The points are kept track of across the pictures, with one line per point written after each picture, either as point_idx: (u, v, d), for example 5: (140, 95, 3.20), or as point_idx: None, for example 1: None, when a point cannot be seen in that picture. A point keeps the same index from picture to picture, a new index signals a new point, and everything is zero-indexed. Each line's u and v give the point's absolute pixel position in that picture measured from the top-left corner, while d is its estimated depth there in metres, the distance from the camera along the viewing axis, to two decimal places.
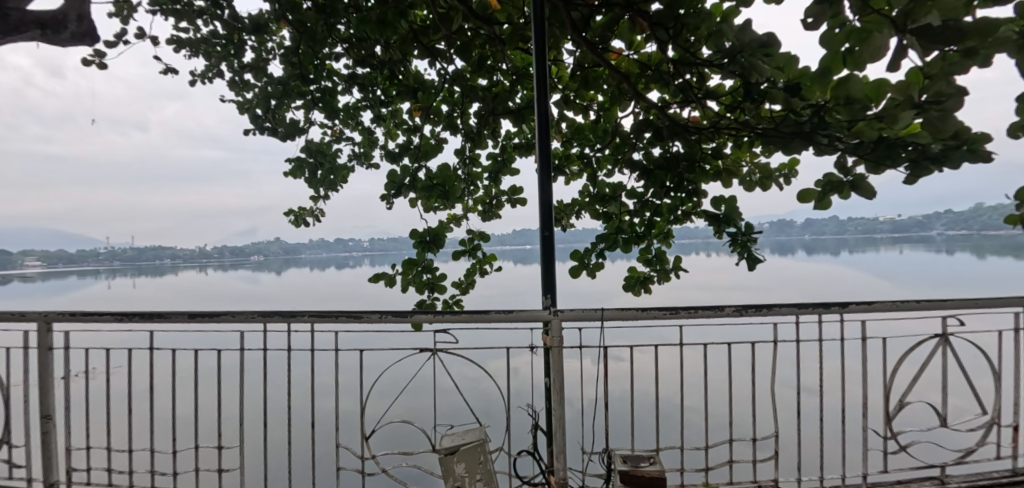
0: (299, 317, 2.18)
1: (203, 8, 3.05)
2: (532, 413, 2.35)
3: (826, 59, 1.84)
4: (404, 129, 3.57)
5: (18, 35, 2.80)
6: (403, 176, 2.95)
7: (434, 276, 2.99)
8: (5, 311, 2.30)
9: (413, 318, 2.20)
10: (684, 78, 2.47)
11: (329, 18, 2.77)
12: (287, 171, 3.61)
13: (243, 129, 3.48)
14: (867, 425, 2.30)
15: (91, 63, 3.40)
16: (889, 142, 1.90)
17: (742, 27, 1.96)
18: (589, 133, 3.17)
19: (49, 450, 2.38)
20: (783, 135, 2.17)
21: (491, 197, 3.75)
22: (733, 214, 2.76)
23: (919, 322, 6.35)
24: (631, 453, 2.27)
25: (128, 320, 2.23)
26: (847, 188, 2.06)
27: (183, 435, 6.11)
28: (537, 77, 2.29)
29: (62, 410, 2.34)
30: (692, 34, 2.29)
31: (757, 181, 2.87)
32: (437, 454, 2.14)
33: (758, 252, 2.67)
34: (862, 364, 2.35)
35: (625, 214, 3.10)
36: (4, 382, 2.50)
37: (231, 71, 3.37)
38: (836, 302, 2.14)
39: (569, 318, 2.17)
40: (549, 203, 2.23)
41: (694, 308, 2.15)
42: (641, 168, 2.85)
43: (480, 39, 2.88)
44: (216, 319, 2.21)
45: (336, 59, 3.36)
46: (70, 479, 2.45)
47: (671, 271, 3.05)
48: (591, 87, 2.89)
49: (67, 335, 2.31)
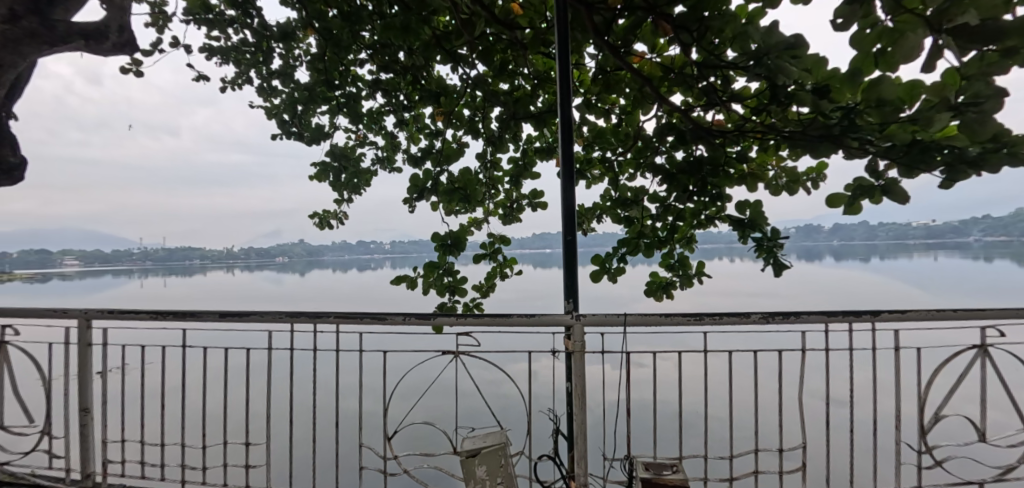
0: (325, 318, 2.22)
1: (234, 17, 3.16)
2: (554, 418, 2.33)
3: (857, 60, 1.79)
4: (426, 133, 3.63)
5: (65, 45, 2.93)
6: (425, 181, 2.97)
7: (455, 279, 3.01)
8: (48, 308, 2.41)
9: (434, 321, 2.20)
10: (709, 81, 2.45)
11: (353, 25, 2.82)
12: (314, 175, 3.74)
13: (271, 134, 3.60)
14: (900, 438, 2.20)
15: (129, 71, 3.56)
16: (923, 145, 1.86)
17: (770, 29, 1.94)
18: (611, 137, 3.16)
19: (87, 441, 2.47)
20: (811, 138, 2.14)
21: (512, 201, 3.76)
22: (759, 219, 2.70)
23: (957, 334, 6.09)
24: (654, 461, 2.24)
25: (162, 318, 2.31)
26: (879, 193, 2.00)
27: (213, 430, 6.31)
28: (560, 82, 2.30)
29: (99, 404, 2.43)
30: (715, 36, 2.23)
31: (784, 185, 2.80)
32: (458, 456, 2.15)
33: (786, 259, 2.61)
34: (895, 377, 2.23)
35: (647, 219, 3.06)
36: (47, 376, 2.60)
37: (259, 78, 3.48)
38: (867, 310, 2.08)
39: (593, 323, 2.17)
40: (572, 207, 2.22)
41: (719, 314, 2.12)
42: (664, 172, 2.80)
43: (502, 44, 2.92)
44: (246, 318, 2.26)
45: (361, 66, 3.44)
46: (105, 471, 2.53)
47: (694, 276, 2.98)
48: (614, 91, 2.87)
49: (106, 332, 2.40)
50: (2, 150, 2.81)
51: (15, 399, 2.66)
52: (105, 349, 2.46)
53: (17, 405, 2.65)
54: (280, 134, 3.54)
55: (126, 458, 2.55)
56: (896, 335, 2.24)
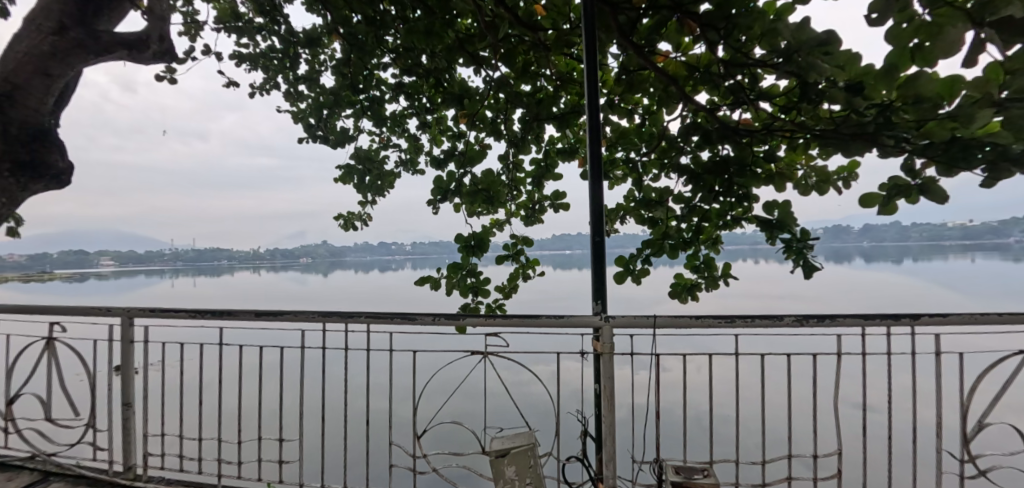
0: (356, 318, 2.26)
1: (263, 25, 3.25)
2: (582, 420, 2.32)
3: (894, 55, 1.72)
4: (449, 135, 3.67)
5: (109, 55, 3.05)
6: (449, 182, 3.00)
7: (478, 280, 3.04)
8: (94, 306, 2.52)
9: (462, 321, 2.22)
10: (736, 80, 2.42)
11: (378, 30, 2.87)
12: (338, 177, 3.81)
13: (299, 138, 3.69)
14: (942, 446, 2.13)
15: (163, 79, 3.70)
16: (964, 143, 1.81)
17: (801, 26, 1.91)
18: (635, 137, 3.12)
19: (129, 435, 2.56)
20: (842, 136, 2.09)
21: (534, 203, 3.77)
22: (787, 220, 2.64)
23: (1001, 340, 5.85)
24: (684, 465, 2.21)
25: (201, 317, 2.38)
26: (916, 193, 1.94)
27: (245, 425, 6.49)
28: (587, 82, 2.30)
29: (142, 399, 2.53)
30: (743, 35, 2.20)
31: (813, 185, 2.73)
32: (487, 456, 2.16)
33: (816, 261, 2.55)
34: (936, 383, 2.16)
35: (672, 220, 3.01)
36: (92, 371, 2.70)
37: (286, 83, 3.56)
38: (906, 313, 2.02)
39: (621, 325, 2.16)
40: (601, 209, 2.22)
41: (751, 317, 2.08)
42: (689, 172, 2.76)
43: (524, 46, 2.92)
44: (280, 318, 2.32)
45: (384, 70, 3.49)
46: (146, 464, 2.62)
47: (719, 278, 2.93)
48: (637, 90, 2.83)
49: (147, 329, 2.49)
50: (50, 156, 2.91)
51: (62, 393, 2.76)
52: (146, 346, 2.55)
53: (64, 399, 2.76)
54: (307, 137, 3.63)
55: (165, 451, 2.64)
56: (937, 340, 2.17)
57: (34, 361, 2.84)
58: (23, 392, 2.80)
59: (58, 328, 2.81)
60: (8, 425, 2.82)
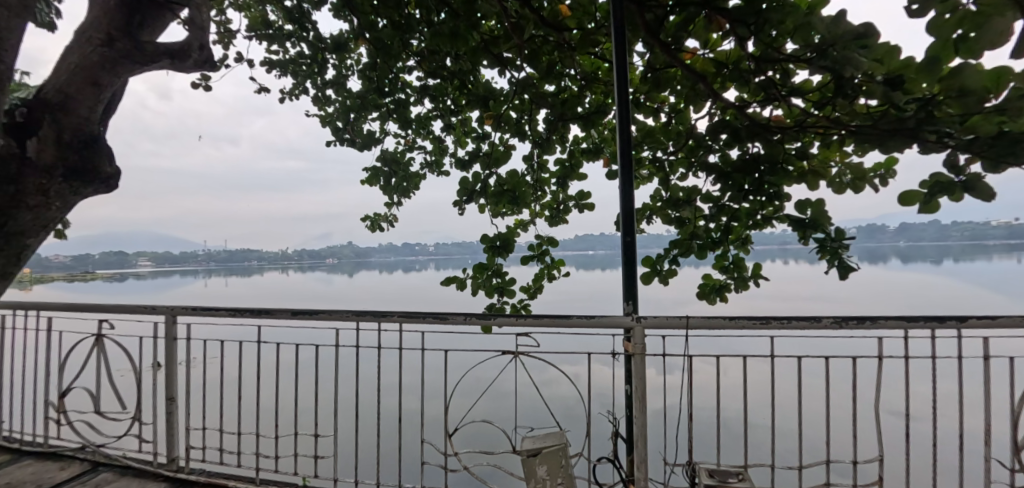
0: (388, 317, 2.30)
1: (293, 32, 3.34)
2: (612, 420, 2.31)
3: (935, 47, 1.67)
4: (473, 137, 3.70)
5: (154, 65, 3.19)
6: (475, 183, 3.03)
7: (504, 281, 3.05)
8: (140, 305, 2.62)
9: (492, 321, 2.24)
10: (767, 76, 2.37)
11: (403, 34, 2.89)
12: (365, 179, 3.88)
13: (327, 141, 3.80)
14: (993, 454, 2.04)
15: (199, 86, 3.84)
16: (1012, 137, 1.73)
17: (836, 19, 1.85)
18: (661, 136, 3.06)
19: (173, 429, 2.66)
20: (881, 132, 2.03)
21: (559, 203, 3.76)
22: (821, 219, 2.57)
23: None
24: (718, 468, 2.18)
25: (240, 315, 2.46)
26: (959, 190, 1.87)
27: (279, 421, 6.67)
28: (617, 81, 2.28)
29: (184, 394, 2.62)
30: (774, 29, 2.14)
31: (849, 182, 2.64)
32: (519, 455, 2.17)
33: (852, 261, 2.47)
34: (985, 389, 2.07)
35: (700, 219, 2.94)
36: (138, 366, 2.81)
37: (315, 88, 3.65)
38: (952, 316, 1.95)
39: (653, 325, 2.14)
40: (631, 209, 2.21)
41: (787, 319, 2.04)
42: (717, 171, 2.71)
43: (548, 46, 2.91)
44: (314, 317, 2.37)
45: (410, 73, 3.54)
46: (187, 457, 2.71)
47: (750, 279, 2.86)
48: (663, 89, 2.79)
49: (189, 327, 2.58)
50: (98, 162, 3.03)
51: (110, 388, 2.89)
52: (189, 343, 2.65)
53: (111, 393, 2.88)
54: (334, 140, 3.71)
55: (206, 445, 2.73)
56: (985, 343, 2.08)
57: (84, 357, 2.97)
58: (74, 386, 2.93)
59: (106, 325, 2.93)
60: (60, 418, 2.96)
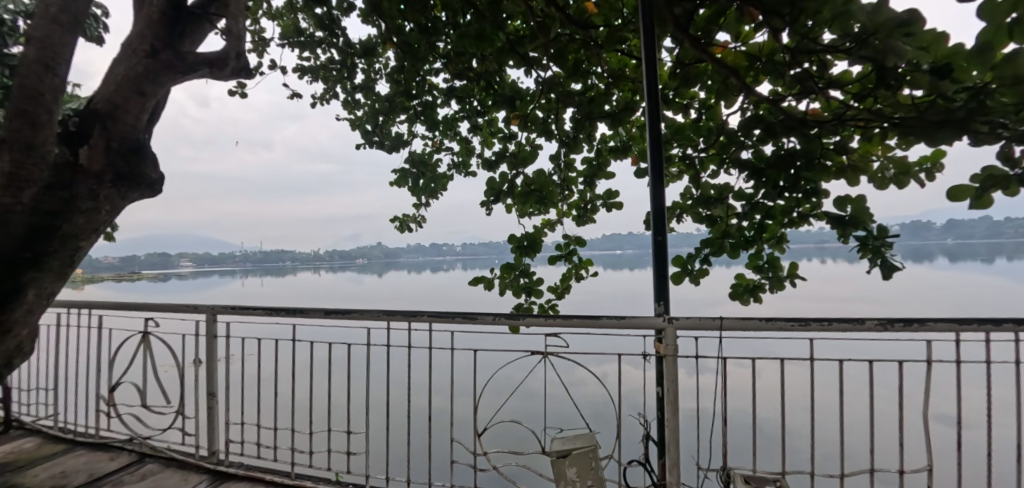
0: (418, 316, 2.31)
1: (323, 38, 3.39)
2: (643, 423, 2.25)
3: (986, 32, 1.57)
4: (500, 137, 3.68)
5: (194, 74, 3.30)
6: (502, 183, 3.02)
7: (531, 281, 3.03)
8: (182, 304, 2.72)
9: (521, 321, 2.22)
10: (803, 68, 2.27)
11: (430, 37, 2.89)
12: (394, 181, 3.93)
13: (356, 144, 3.84)
14: None
15: (235, 93, 3.96)
16: None
17: (878, 6, 1.76)
18: (690, 133, 2.98)
19: (213, 422, 2.74)
20: (928, 124, 1.92)
21: (586, 202, 3.71)
22: (862, 216, 2.45)
23: None
24: (755, 474, 2.11)
25: (275, 314, 2.52)
26: (1016, 184, 1.75)
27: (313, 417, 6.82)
28: (648, 77, 2.24)
29: (224, 389, 2.70)
30: (810, 19, 2.04)
31: (892, 177, 2.49)
32: (549, 456, 2.14)
33: (896, 260, 2.35)
34: None
35: (732, 217, 2.85)
36: (181, 362, 2.92)
37: (345, 92, 3.70)
38: (1009, 318, 1.83)
39: (685, 326, 2.09)
40: (661, 208, 2.15)
41: (828, 320, 1.95)
42: (750, 168, 2.63)
43: (575, 45, 2.86)
44: (347, 316, 2.41)
45: (436, 75, 3.56)
46: (227, 450, 2.79)
47: (785, 279, 2.75)
48: (693, 84, 2.73)
49: (227, 325, 2.66)
50: (144, 168, 3.16)
51: (155, 383, 3.00)
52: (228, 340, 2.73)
53: (157, 388, 3.00)
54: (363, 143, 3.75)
55: (244, 439, 2.81)
56: None
57: (132, 352, 3.10)
58: (123, 380, 3.07)
59: (151, 323, 3.05)
60: (110, 410, 3.09)
